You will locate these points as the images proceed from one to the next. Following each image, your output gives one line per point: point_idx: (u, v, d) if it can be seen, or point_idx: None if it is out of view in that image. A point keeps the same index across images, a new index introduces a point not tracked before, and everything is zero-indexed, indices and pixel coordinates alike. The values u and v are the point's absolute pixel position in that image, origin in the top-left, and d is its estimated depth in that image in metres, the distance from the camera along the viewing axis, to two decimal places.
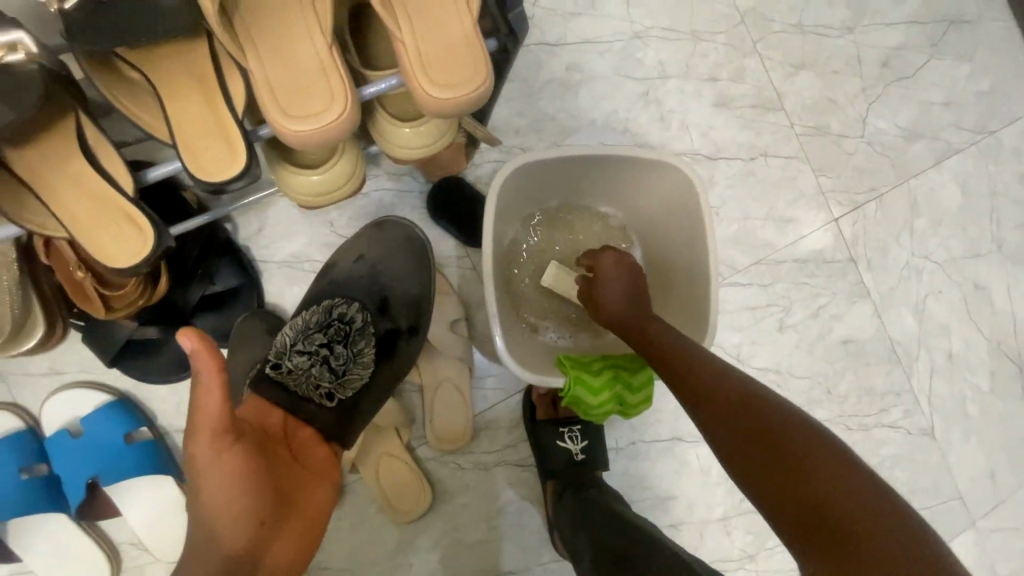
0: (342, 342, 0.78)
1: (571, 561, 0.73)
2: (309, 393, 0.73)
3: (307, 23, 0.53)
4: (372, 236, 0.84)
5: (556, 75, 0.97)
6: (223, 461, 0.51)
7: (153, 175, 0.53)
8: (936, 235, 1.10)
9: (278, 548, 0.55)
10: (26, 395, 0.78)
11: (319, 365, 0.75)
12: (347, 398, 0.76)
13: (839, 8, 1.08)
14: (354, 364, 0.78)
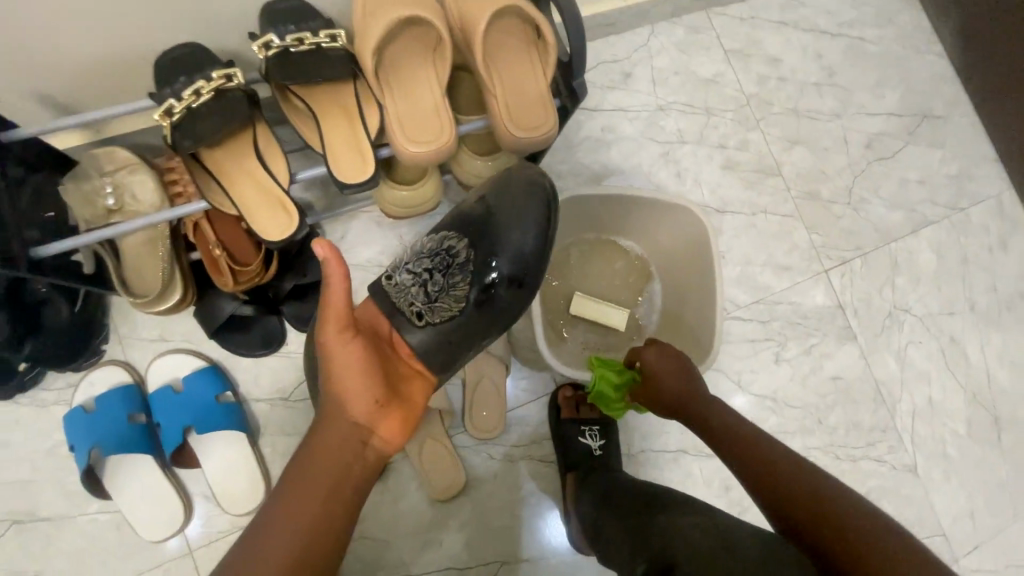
0: (442, 272, 0.76)
1: (592, 535, 0.83)
2: (402, 307, 0.75)
3: (428, 77, 0.73)
4: (496, 179, 0.79)
5: (593, 133, 1.18)
6: (347, 346, 0.64)
7: (301, 176, 0.72)
8: (914, 291, 1.26)
9: (389, 424, 0.66)
10: (136, 356, 0.93)
11: (418, 288, 0.75)
12: (434, 325, 0.75)
13: (828, 99, 1.30)
14: (447, 294, 0.75)
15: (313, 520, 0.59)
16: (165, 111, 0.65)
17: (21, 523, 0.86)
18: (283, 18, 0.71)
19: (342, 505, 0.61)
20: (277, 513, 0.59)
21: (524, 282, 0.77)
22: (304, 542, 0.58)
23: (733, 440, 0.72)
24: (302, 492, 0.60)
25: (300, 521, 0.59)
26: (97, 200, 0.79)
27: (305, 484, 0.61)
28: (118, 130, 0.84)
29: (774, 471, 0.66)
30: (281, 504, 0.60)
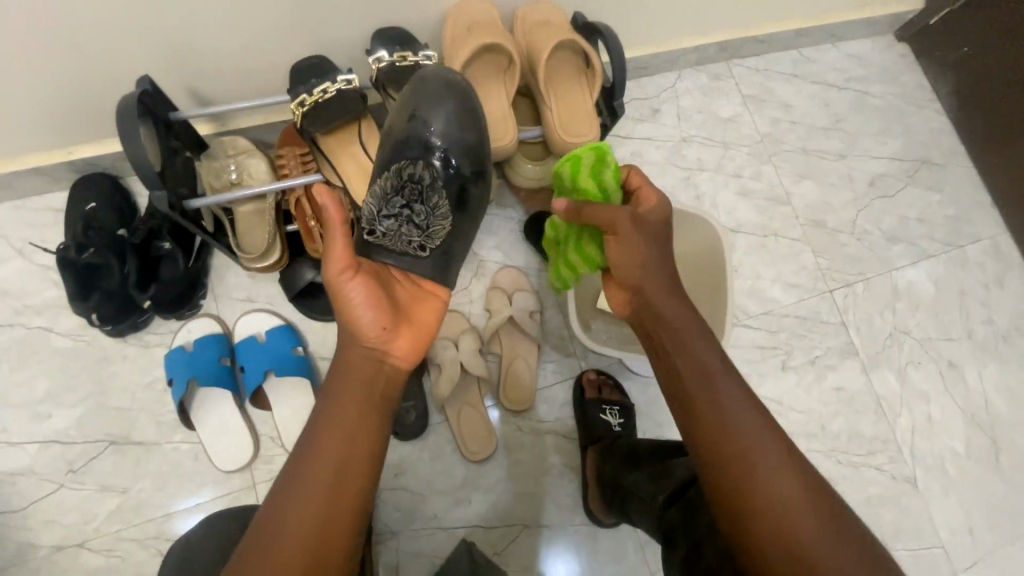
0: (419, 202, 0.80)
1: (625, 496, 0.94)
2: (404, 248, 0.76)
3: (498, 91, 0.94)
4: (416, 90, 0.83)
5: (624, 157, 1.35)
6: (352, 284, 0.67)
7: None
8: (913, 316, 1.37)
9: (399, 346, 0.70)
10: (226, 312, 1.08)
11: (406, 225, 0.77)
12: (438, 248, 0.79)
13: (835, 141, 1.46)
14: (434, 217, 0.80)
15: (341, 449, 0.65)
16: (298, 103, 0.85)
17: (118, 445, 1.00)
18: (391, 41, 0.91)
19: (365, 432, 0.67)
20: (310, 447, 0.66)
21: (483, 173, 0.85)
22: (335, 472, 0.64)
23: (702, 398, 0.73)
24: (328, 425, 0.66)
25: (329, 453, 0.65)
26: (223, 174, 0.98)
27: (331, 420, 0.67)
28: (240, 123, 1.05)
29: (734, 441, 0.70)
30: (312, 440, 0.66)
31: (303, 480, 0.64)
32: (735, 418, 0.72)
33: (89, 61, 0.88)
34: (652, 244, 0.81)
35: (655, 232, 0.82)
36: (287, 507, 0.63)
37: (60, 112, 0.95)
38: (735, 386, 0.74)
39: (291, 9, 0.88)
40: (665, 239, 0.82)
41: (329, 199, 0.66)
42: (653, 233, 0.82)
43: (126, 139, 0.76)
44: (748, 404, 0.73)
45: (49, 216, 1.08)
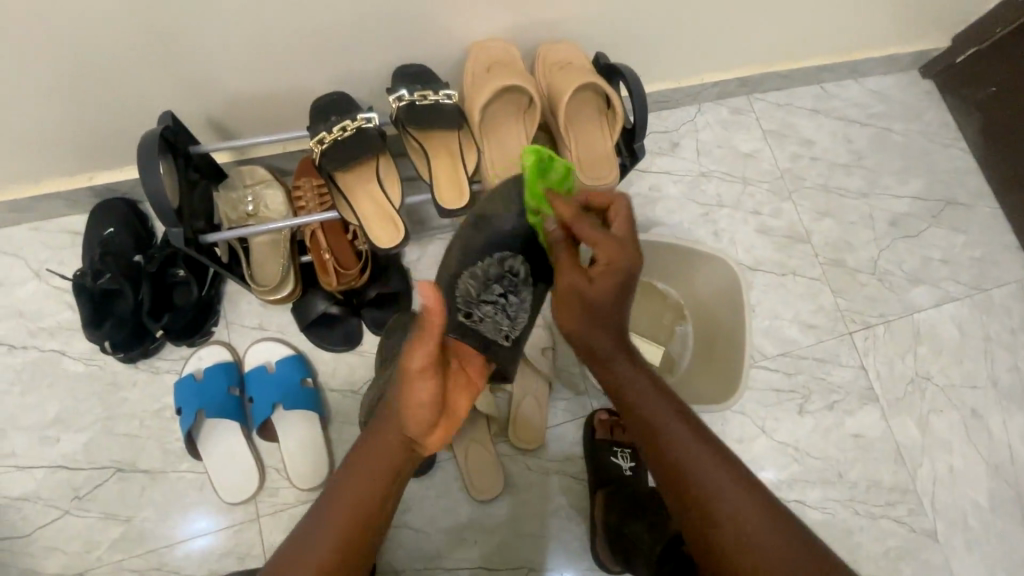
0: (513, 293, 0.87)
1: (629, 547, 0.92)
2: (495, 334, 0.83)
3: (517, 133, 0.94)
4: (517, 184, 0.88)
5: (641, 191, 1.33)
6: (422, 381, 0.68)
7: (413, 200, 0.99)
8: (936, 361, 1.33)
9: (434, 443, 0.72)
10: (237, 339, 1.08)
11: (499, 313, 0.84)
12: (518, 339, 0.88)
13: (856, 179, 1.44)
14: (521, 311, 0.88)
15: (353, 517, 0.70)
16: (318, 141, 0.86)
17: (124, 472, 1.00)
18: (412, 78, 0.91)
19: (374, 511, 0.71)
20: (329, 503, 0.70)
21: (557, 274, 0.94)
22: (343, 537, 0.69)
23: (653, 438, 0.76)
24: (349, 487, 0.71)
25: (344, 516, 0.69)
26: (239, 206, 0.99)
27: (354, 483, 0.71)
28: (259, 153, 1.05)
29: (683, 474, 0.73)
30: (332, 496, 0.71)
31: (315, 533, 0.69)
32: (686, 455, 0.73)
33: (114, 91, 0.89)
34: (615, 289, 0.74)
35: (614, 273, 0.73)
36: (294, 555, 0.68)
37: (83, 140, 0.96)
38: (678, 418, 0.76)
39: (313, 44, 0.89)
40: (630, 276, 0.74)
41: (437, 306, 0.64)
42: (612, 279, 0.73)
43: (145, 175, 0.76)
44: (692, 436, 0.74)
45: (68, 239, 1.09)
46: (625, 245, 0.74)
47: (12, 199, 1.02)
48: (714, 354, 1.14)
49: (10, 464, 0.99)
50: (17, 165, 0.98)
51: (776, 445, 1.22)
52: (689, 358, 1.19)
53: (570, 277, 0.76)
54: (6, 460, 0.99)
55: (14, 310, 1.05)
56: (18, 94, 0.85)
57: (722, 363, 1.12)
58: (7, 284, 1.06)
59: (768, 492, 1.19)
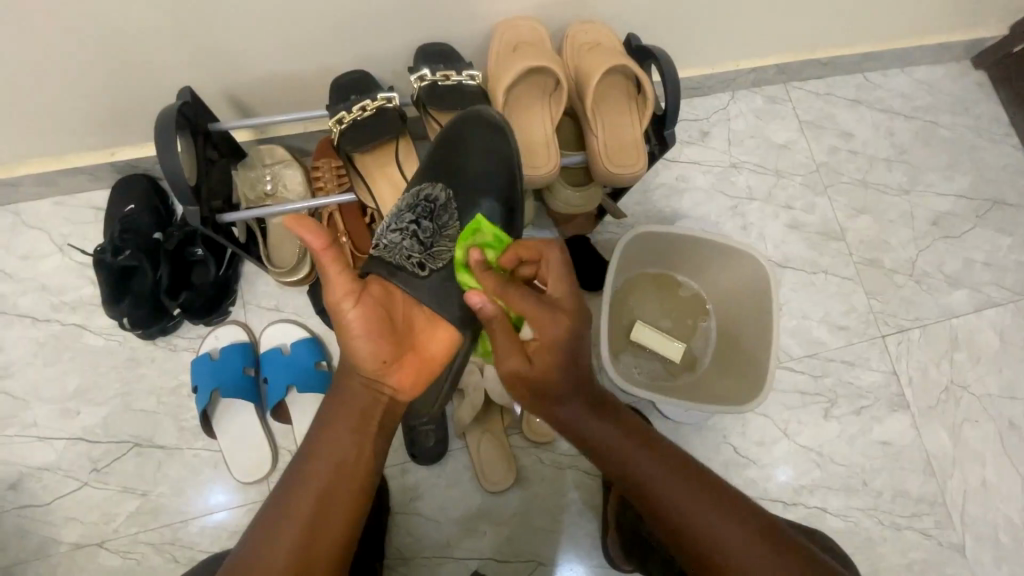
0: (427, 220, 0.80)
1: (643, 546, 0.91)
2: (402, 262, 0.77)
3: (542, 115, 0.90)
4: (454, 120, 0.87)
5: (668, 181, 1.28)
6: (353, 318, 0.67)
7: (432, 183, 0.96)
8: (974, 369, 1.26)
9: (398, 379, 0.71)
10: (253, 321, 1.08)
11: (408, 239, 0.78)
12: (438, 268, 0.78)
13: (897, 175, 1.37)
14: (441, 237, 0.80)
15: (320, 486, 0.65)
16: (337, 120, 0.85)
17: (140, 447, 1.01)
18: (434, 57, 0.89)
19: (355, 472, 0.67)
20: (287, 489, 0.66)
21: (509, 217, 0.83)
22: (318, 509, 0.64)
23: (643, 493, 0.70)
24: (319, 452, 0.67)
25: (315, 484, 0.65)
26: (258, 185, 0.98)
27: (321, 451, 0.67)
28: (280, 132, 1.04)
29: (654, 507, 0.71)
30: (301, 472, 0.67)
31: (292, 515, 0.64)
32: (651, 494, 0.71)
33: (137, 69, 0.88)
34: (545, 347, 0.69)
35: (557, 347, 0.69)
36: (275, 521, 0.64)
37: (105, 116, 0.96)
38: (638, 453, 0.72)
39: (338, 23, 0.86)
40: (571, 344, 0.69)
41: (320, 236, 0.61)
42: (557, 354, 0.69)
43: (161, 151, 0.75)
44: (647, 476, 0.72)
45: (91, 215, 1.10)
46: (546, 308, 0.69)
47: (37, 174, 1.03)
48: (739, 356, 1.10)
49: (32, 435, 1.01)
50: (43, 139, 0.98)
51: (799, 449, 1.18)
52: (712, 356, 1.16)
53: (511, 362, 0.70)
54: (28, 430, 1.01)
55: (38, 283, 1.06)
56: (42, 70, 0.84)
57: (748, 360, 1.07)
58: (32, 257, 1.07)
59: (786, 495, 1.15)
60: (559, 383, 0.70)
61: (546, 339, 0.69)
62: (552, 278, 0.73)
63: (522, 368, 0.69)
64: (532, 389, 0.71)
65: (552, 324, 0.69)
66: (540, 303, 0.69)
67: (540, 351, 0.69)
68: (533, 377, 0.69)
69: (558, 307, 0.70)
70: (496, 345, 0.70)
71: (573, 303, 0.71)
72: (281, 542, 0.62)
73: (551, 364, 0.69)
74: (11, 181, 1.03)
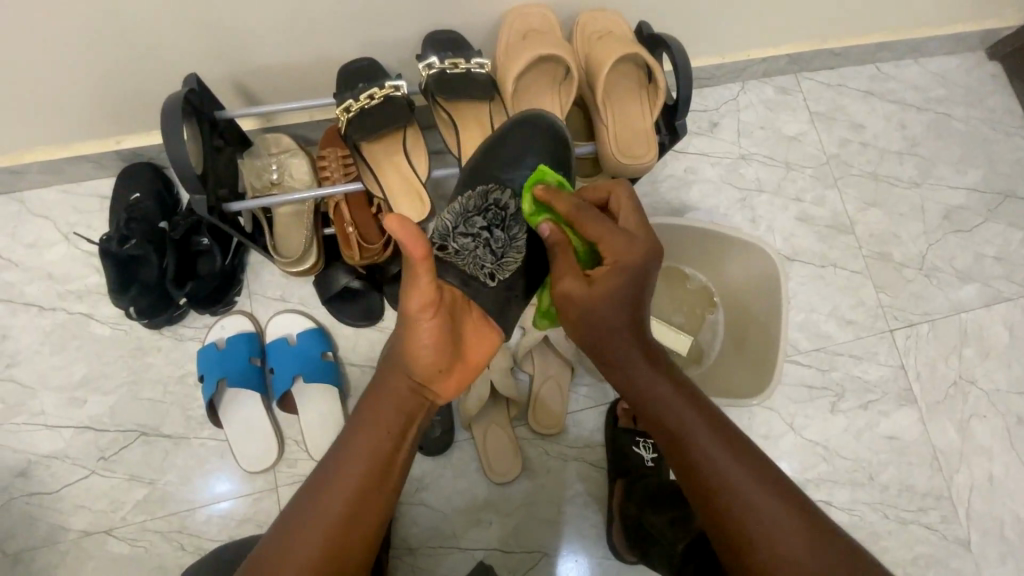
0: (500, 228, 0.80)
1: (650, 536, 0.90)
2: (474, 271, 0.77)
3: (552, 105, 0.90)
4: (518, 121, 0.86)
5: (676, 173, 1.27)
6: (426, 324, 0.64)
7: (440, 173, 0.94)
8: (982, 365, 1.26)
9: (447, 389, 0.69)
10: (259, 311, 1.07)
11: (482, 247, 0.78)
12: (506, 279, 0.79)
13: (908, 168, 1.35)
14: (510, 248, 0.79)
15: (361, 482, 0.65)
16: (344, 108, 0.84)
17: (147, 436, 1.01)
18: (442, 45, 0.88)
19: (388, 475, 0.67)
20: (330, 477, 0.66)
21: None
22: (352, 509, 0.64)
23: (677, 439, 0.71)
24: (359, 446, 0.67)
25: (351, 484, 0.65)
26: (263, 175, 0.97)
27: (366, 447, 0.67)
28: (286, 121, 1.03)
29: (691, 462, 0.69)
30: (339, 464, 0.66)
31: (324, 509, 0.64)
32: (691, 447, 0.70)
33: (142, 56, 0.87)
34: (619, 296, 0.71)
35: (627, 271, 0.70)
36: (310, 509, 0.64)
37: (110, 103, 0.95)
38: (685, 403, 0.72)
39: (345, 10, 0.85)
40: (638, 273, 0.71)
41: (417, 242, 0.59)
42: (622, 278, 0.70)
43: (168, 139, 0.74)
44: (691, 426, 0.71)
45: (96, 203, 1.09)
46: (632, 237, 0.71)
47: (43, 162, 1.02)
48: (746, 350, 1.09)
49: (40, 423, 1.01)
50: (48, 127, 0.97)
51: (805, 443, 1.18)
52: (719, 347, 1.15)
53: (570, 282, 0.72)
54: (36, 418, 1.01)
55: (44, 272, 1.06)
56: (46, 56, 0.83)
57: (756, 354, 1.07)
58: (38, 246, 1.07)
59: None
60: (607, 318, 0.71)
61: (618, 263, 0.70)
62: (623, 213, 0.75)
63: (579, 290, 0.71)
64: (585, 314, 0.71)
65: (627, 247, 0.71)
66: (613, 230, 0.71)
67: (605, 271, 0.71)
68: (592, 301, 0.70)
69: (635, 238, 0.71)
70: (555, 265, 0.74)
71: (643, 235, 0.73)
72: (312, 537, 0.62)
73: (609, 294, 0.70)
74: (16, 169, 1.03)
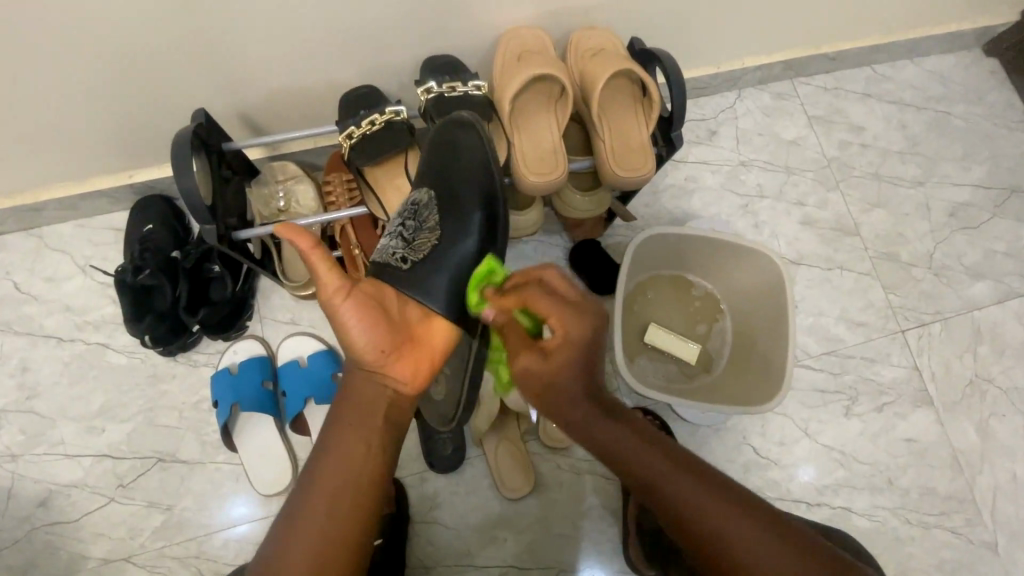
0: (414, 218, 0.80)
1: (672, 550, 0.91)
2: (387, 259, 0.77)
3: (549, 122, 0.91)
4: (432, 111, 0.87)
5: (677, 181, 1.28)
6: (347, 309, 0.69)
7: None
8: (998, 362, 1.24)
9: (399, 370, 0.72)
10: (270, 335, 1.09)
11: (394, 238, 0.79)
12: (420, 262, 0.76)
13: (911, 167, 1.35)
14: (425, 232, 0.78)
15: (337, 479, 0.66)
16: (346, 135, 0.87)
17: (164, 462, 1.03)
18: (441, 68, 0.90)
19: (362, 461, 0.68)
20: (308, 478, 0.67)
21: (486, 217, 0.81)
22: (330, 505, 0.65)
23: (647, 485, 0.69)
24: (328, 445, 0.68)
25: (324, 488, 0.65)
26: (270, 202, 1.00)
27: (334, 440, 0.68)
28: (292, 148, 1.06)
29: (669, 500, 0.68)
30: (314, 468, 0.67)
31: (305, 510, 0.64)
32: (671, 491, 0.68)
33: (152, 94, 0.90)
34: (577, 359, 0.68)
35: (575, 349, 0.67)
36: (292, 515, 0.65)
37: (123, 138, 0.99)
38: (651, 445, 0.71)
39: (345, 39, 0.88)
40: (589, 344, 0.68)
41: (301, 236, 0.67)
42: (574, 351, 0.67)
43: (179, 171, 0.77)
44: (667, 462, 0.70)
45: (111, 235, 1.12)
46: (579, 310, 0.68)
47: (60, 198, 1.06)
48: (755, 354, 1.09)
49: (59, 452, 1.03)
50: (64, 164, 1.01)
51: (821, 449, 1.16)
52: (727, 354, 1.15)
53: (525, 360, 0.69)
54: (56, 448, 1.03)
55: (62, 304, 1.09)
56: (61, 96, 0.87)
57: (765, 364, 1.05)
58: (55, 280, 1.10)
59: (810, 494, 1.14)
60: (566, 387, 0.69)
61: (567, 340, 0.67)
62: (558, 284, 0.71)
63: (533, 363, 0.69)
64: (545, 387, 0.69)
65: (575, 325, 0.68)
66: (563, 305, 0.68)
67: (558, 346, 0.68)
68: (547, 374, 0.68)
69: (583, 308, 0.69)
70: (508, 341, 0.72)
71: (591, 304, 0.70)
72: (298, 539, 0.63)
73: (565, 370, 0.68)
74: (34, 206, 1.06)
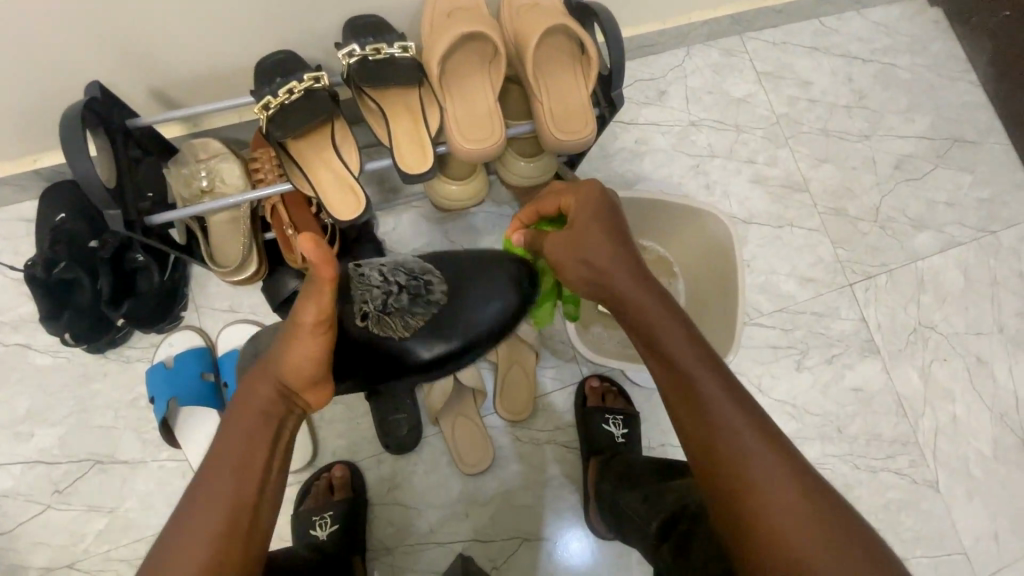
0: (409, 298, 0.80)
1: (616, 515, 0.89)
2: (355, 305, 0.78)
3: (483, 86, 0.86)
4: (355, 79, 0.81)
5: (626, 145, 1.25)
6: (322, 334, 0.60)
7: (373, 165, 0.90)
8: (940, 309, 1.27)
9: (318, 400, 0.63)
10: (209, 325, 1.04)
11: (382, 295, 0.79)
12: (368, 334, 0.77)
13: (858, 121, 1.35)
14: (402, 317, 0.78)
15: (238, 500, 0.53)
16: (263, 106, 0.81)
17: (103, 463, 0.98)
18: (363, 32, 0.83)
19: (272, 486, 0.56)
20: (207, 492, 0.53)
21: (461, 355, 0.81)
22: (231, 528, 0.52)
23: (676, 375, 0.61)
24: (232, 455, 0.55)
25: (224, 510, 0.52)
26: (192, 182, 0.92)
27: (240, 455, 0.55)
28: (215, 124, 0.99)
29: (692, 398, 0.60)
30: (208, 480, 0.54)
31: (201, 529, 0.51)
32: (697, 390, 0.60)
33: (44, 71, 0.81)
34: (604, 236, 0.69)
35: (586, 212, 0.72)
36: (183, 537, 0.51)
37: (20, 121, 0.89)
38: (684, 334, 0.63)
39: (257, 3, 0.81)
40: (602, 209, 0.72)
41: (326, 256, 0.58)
42: (586, 211, 0.72)
43: (72, 155, 0.69)
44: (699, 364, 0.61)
45: (23, 228, 1.04)
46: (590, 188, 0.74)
47: None
48: (707, 315, 1.09)
49: None
50: None
51: (773, 403, 1.19)
52: None
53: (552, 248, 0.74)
54: None
55: None
56: None
57: (716, 325, 1.06)
58: None
59: None
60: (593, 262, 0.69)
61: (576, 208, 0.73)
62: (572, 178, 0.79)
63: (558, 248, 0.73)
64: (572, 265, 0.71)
65: (586, 196, 0.73)
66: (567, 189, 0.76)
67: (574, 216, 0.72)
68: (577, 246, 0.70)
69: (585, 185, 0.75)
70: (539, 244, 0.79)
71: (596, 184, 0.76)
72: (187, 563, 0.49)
73: (586, 237, 0.70)
74: None
